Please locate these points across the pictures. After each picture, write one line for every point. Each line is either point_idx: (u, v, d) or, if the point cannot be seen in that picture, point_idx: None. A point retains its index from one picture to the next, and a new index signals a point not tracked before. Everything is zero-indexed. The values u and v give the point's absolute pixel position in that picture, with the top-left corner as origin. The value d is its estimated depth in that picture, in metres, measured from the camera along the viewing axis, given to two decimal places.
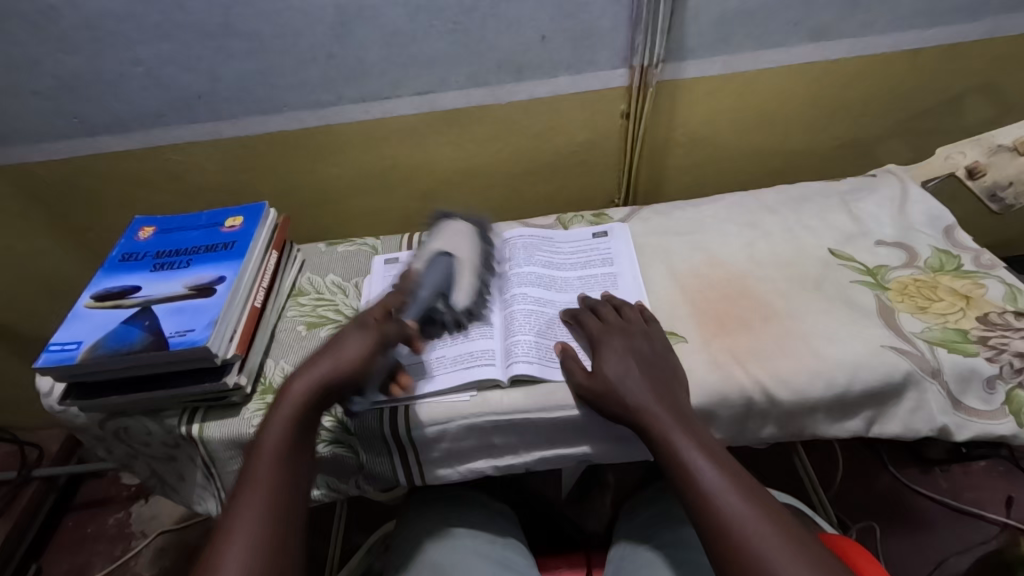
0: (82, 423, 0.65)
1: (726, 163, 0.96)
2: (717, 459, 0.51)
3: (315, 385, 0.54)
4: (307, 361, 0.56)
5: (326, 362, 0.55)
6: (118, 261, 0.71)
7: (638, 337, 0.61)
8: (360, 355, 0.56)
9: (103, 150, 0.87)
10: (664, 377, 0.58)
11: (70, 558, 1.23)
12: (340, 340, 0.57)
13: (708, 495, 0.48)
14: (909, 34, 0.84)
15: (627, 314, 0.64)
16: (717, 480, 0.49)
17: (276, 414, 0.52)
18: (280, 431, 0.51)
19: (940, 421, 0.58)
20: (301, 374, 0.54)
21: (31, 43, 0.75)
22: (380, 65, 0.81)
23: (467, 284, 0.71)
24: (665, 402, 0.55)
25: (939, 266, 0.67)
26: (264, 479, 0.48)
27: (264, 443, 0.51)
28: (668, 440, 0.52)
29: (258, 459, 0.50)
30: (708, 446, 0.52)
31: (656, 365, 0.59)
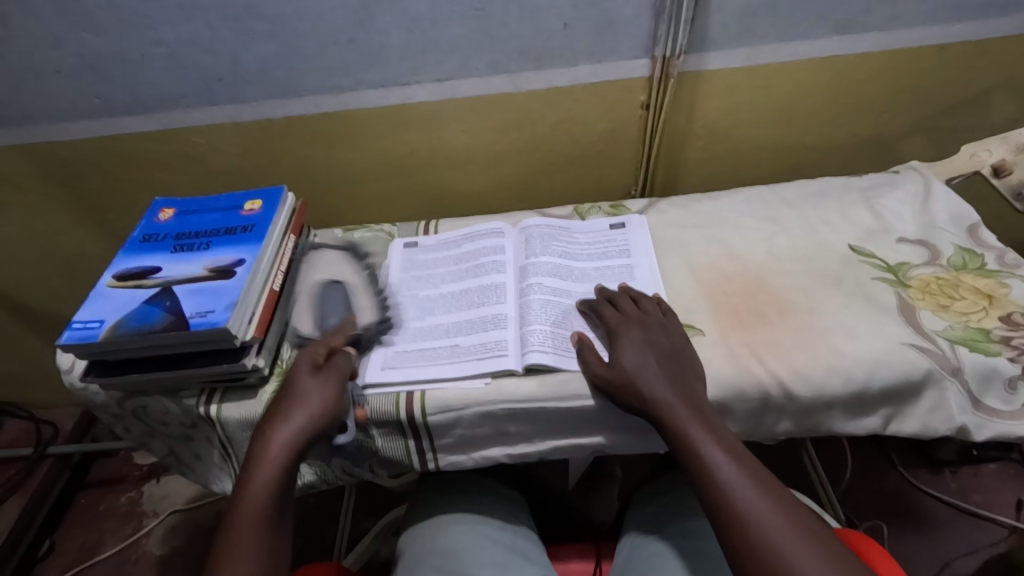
0: (102, 401, 0.66)
1: (745, 157, 0.95)
2: (734, 452, 0.51)
3: (286, 454, 0.54)
4: (265, 430, 0.55)
5: (297, 419, 0.55)
6: (138, 242, 0.72)
7: (656, 331, 0.61)
8: (330, 398, 0.58)
9: (123, 132, 0.87)
10: (681, 370, 0.57)
11: (83, 534, 1.26)
12: (303, 389, 0.58)
13: (725, 487, 0.48)
14: (937, 29, 0.82)
15: (645, 305, 0.64)
16: (733, 474, 0.49)
17: (257, 469, 0.53)
18: (262, 490, 0.52)
19: (958, 420, 0.57)
20: (273, 438, 0.55)
21: (55, 22, 0.76)
22: (400, 50, 0.80)
23: (366, 301, 0.73)
24: (681, 397, 0.55)
25: (962, 264, 0.67)
26: (252, 541, 0.50)
27: (246, 501, 0.52)
28: (683, 432, 0.52)
29: (239, 524, 0.51)
30: (725, 440, 0.51)
31: (673, 358, 0.58)
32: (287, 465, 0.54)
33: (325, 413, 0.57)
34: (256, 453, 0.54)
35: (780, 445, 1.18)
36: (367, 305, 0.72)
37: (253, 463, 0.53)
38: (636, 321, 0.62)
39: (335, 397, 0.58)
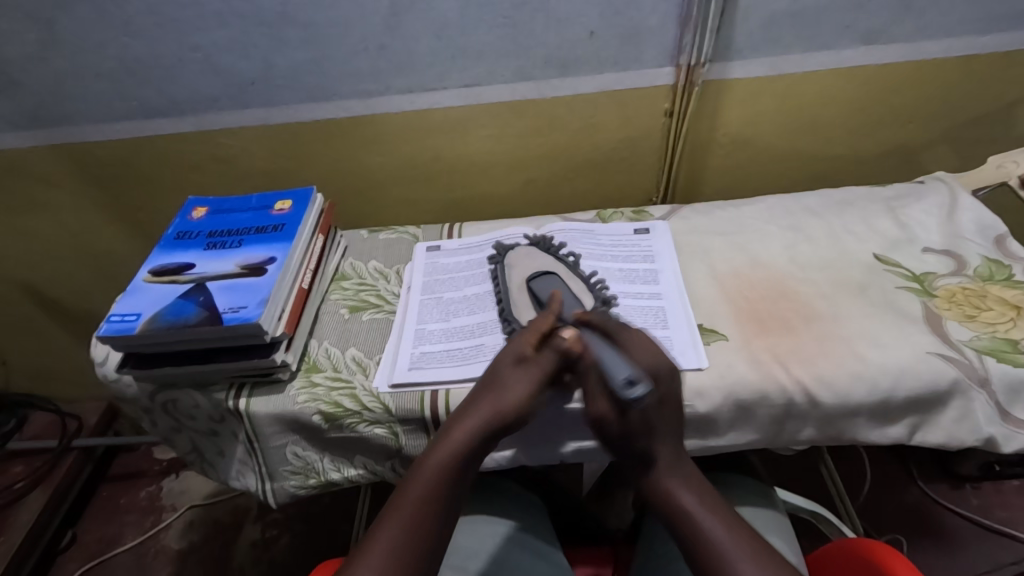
0: (133, 393, 0.68)
1: (768, 165, 0.95)
2: (711, 507, 0.54)
3: (474, 431, 0.55)
4: (467, 406, 0.57)
5: (484, 411, 0.56)
6: (173, 239, 0.74)
7: (662, 380, 0.56)
8: (525, 392, 0.56)
9: (157, 133, 0.90)
10: (672, 422, 0.57)
11: (104, 527, 1.28)
12: (513, 362, 0.59)
13: (715, 547, 0.51)
14: (963, 40, 0.82)
15: (647, 344, 0.58)
16: (718, 535, 0.51)
17: (462, 424, 0.56)
18: (452, 449, 0.55)
19: (985, 431, 0.57)
20: (475, 412, 0.56)
21: (98, 27, 0.78)
22: (428, 57, 0.82)
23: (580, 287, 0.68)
24: (669, 451, 0.56)
25: (988, 275, 0.66)
26: (432, 469, 0.54)
27: (441, 446, 0.55)
28: (664, 486, 0.56)
29: (415, 476, 0.54)
30: (706, 497, 0.55)
31: (666, 407, 0.57)
32: (486, 432, 0.56)
33: (523, 402, 0.56)
34: (463, 412, 0.57)
35: (797, 457, 1.17)
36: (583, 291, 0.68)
37: (463, 414, 0.57)
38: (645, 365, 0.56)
39: (534, 392, 0.56)
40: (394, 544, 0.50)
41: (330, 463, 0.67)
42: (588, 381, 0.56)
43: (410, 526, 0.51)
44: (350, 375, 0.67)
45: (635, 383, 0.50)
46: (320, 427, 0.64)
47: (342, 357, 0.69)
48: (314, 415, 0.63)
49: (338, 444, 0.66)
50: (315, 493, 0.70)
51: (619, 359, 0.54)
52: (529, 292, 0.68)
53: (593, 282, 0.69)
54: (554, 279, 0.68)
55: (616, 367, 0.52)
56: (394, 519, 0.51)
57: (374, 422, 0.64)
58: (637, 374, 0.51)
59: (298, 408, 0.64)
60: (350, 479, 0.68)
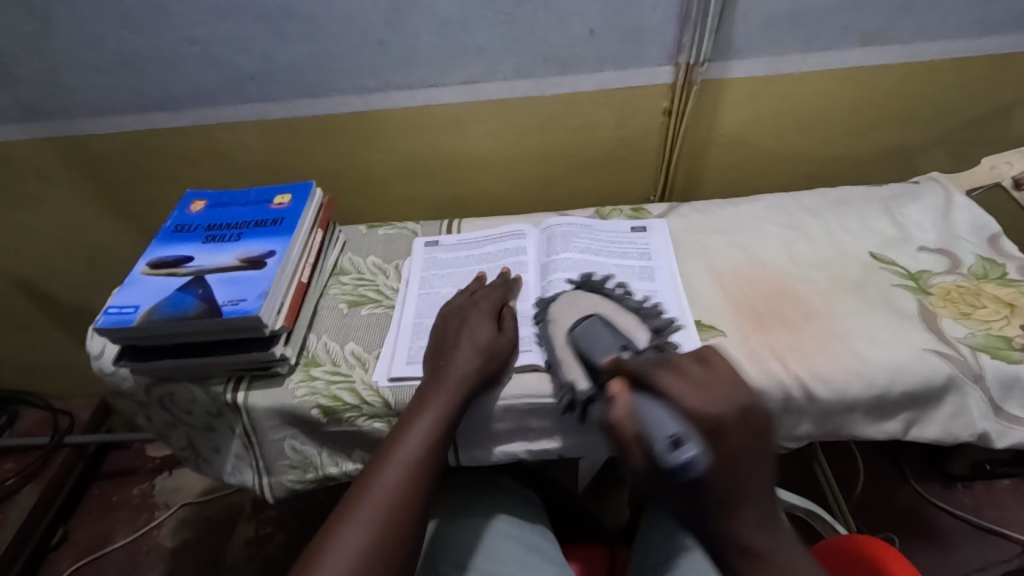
0: (129, 387, 0.68)
1: (765, 165, 0.96)
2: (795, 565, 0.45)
3: (442, 406, 0.57)
4: (427, 386, 0.60)
5: (447, 384, 0.58)
6: (171, 232, 0.73)
7: (733, 427, 0.46)
8: (472, 363, 0.60)
9: (154, 126, 0.89)
10: (746, 467, 0.46)
11: (95, 524, 1.27)
12: (459, 344, 0.62)
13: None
14: (958, 43, 0.83)
15: (695, 376, 0.49)
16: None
17: (427, 407, 0.57)
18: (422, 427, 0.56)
19: (980, 427, 0.58)
20: (437, 388, 0.59)
21: (97, 18, 0.78)
22: (429, 53, 0.82)
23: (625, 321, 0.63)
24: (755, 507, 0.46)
25: (983, 273, 0.67)
26: (404, 459, 0.54)
27: (410, 430, 0.56)
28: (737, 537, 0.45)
29: (388, 456, 0.54)
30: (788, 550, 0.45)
31: (744, 458, 0.46)
32: (453, 404, 0.57)
33: (476, 370, 0.60)
34: (424, 400, 0.58)
35: (792, 456, 1.18)
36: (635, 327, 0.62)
37: (425, 401, 0.58)
38: (701, 413, 0.46)
39: (479, 361, 0.61)
40: (376, 511, 0.50)
41: (328, 458, 0.67)
42: (623, 435, 0.49)
43: (393, 495, 0.51)
44: (349, 369, 0.67)
45: (682, 443, 0.45)
46: (319, 420, 0.64)
47: (340, 351, 0.69)
48: (314, 409, 0.63)
49: (337, 438, 0.65)
50: (312, 488, 0.70)
51: (667, 412, 0.47)
52: (575, 350, 0.61)
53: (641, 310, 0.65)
54: (596, 325, 0.62)
55: (660, 424, 0.47)
56: (373, 492, 0.51)
57: (373, 416, 0.64)
58: (682, 429, 0.46)
59: (297, 402, 0.64)
60: (348, 474, 0.67)
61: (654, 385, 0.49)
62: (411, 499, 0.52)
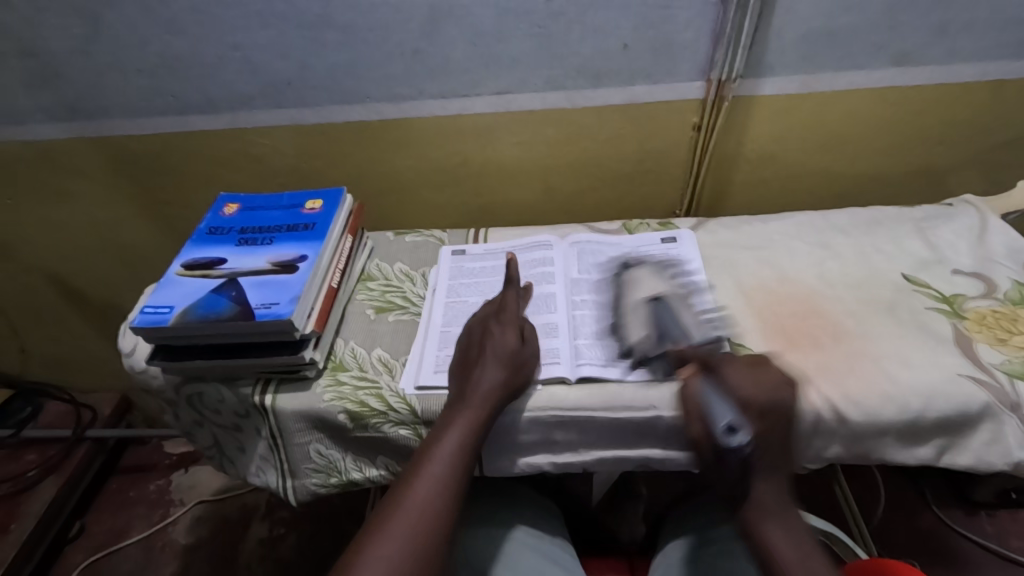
0: (159, 385, 0.69)
1: (794, 182, 0.95)
2: (797, 544, 0.51)
3: (469, 423, 0.57)
4: (454, 404, 0.59)
5: (474, 403, 0.58)
6: (205, 234, 0.75)
7: (763, 404, 0.54)
8: (498, 379, 0.59)
9: (189, 129, 0.91)
10: (774, 458, 0.54)
11: (112, 518, 1.28)
12: (484, 359, 0.61)
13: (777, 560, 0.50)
14: (996, 64, 0.83)
15: (751, 371, 0.57)
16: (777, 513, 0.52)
17: (453, 424, 0.57)
18: (449, 446, 0.55)
19: (1017, 456, 0.57)
20: (463, 406, 0.58)
21: (142, 23, 0.80)
22: (462, 63, 0.83)
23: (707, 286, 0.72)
24: (772, 487, 0.53)
25: (1020, 299, 0.66)
26: (432, 478, 0.53)
27: (437, 448, 0.55)
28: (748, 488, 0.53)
29: (416, 475, 0.54)
30: (792, 533, 0.51)
31: (778, 441, 0.54)
32: (479, 422, 0.57)
33: (502, 387, 0.59)
34: (450, 418, 0.58)
35: (810, 476, 1.16)
36: (704, 289, 0.72)
37: (451, 419, 0.58)
38: (752, 404, 0.54)
39: (506, 378, 0.60)
40: (408, 531, 0.50)
41: (352, 463, 0.68)
42: (688, 410, 0.56)
43: (424, 515, 0.51)
44: (376, 375, 0.67)
45: (736, 431, 0.52)
46: (345, 426, 0.64)
47: (368, 357, 0.69)
48: (340, 414, 0.64)
49: (363, 444, 0.66)
50: (335, 492, 0.70)
51: (724, 399, 0.54)
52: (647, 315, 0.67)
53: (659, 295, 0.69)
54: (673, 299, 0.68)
55: (719, 410, 0.53)
56: (403, 513, 0.51)
57: (399, 424, 0.64)
58: (738, 420, 0.52)
59: (324, 407, 0.64)
60: (372, 480, 0.68)
61: (717, 375, 0.56)
62: (441, 520, 0.51)
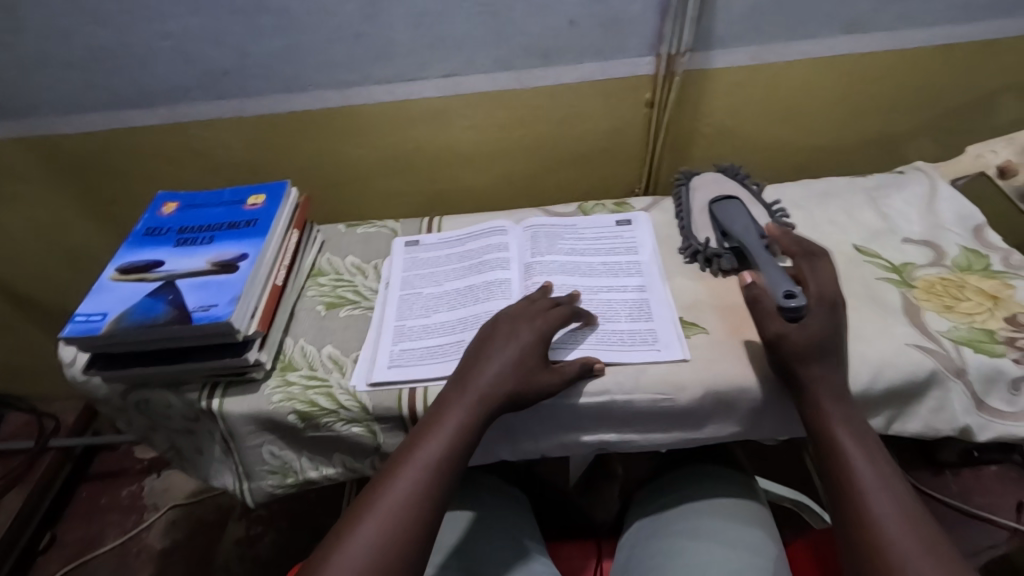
0: (103, 394, 0.66)
1: (751, 155, 0.94)
2: (896, 500, 0.47)
3: (463, 421, 0.54)
4: (450, 394, 0.56)
5: (468, 400, 0.55)
6: (142, 235, 0.72)
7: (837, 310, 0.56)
8: (501, 373, 0.56)
9: (127, 125, 0.87)
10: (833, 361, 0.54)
11: (83, 527, 1.26)
12: (492, 352, 0.58)
13: (857, 483, 0.48)
14: (944, 29, 0.82)
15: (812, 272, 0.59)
16: (861, 480, 0.48)
17: (437, 430, 0.53)
18: (440, 442, 0.52)
19: (962, 421, 0.57)
20: (460, 402, 0.55)
21: (63, 14, 0.76)
22: (406, 46, 0.80)
23: (758, 212, 0.74)
24: (856, 443, 0.50)
25: (967, 265, 0.67)
26: (418, 474, 0.50)
27: (419, 453, 0.52)
28: (825, 425, 0.52)
29: (401, 470, 0.51)
30: (899, 501, 0.47)
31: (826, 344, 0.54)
32: (473, 420, 0.54)
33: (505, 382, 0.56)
34: (443, 408, 0.55)
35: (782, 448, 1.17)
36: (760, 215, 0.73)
37: (445, 411, 0.54)
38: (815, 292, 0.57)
39: (510, 371, 0.56)
40: (381, 530, 0.47)
41: (307, 462, 0.66)
42: (761, 308, 0.57)
43: (400, 515, 0.48)
44: (326, 373, 0.66)
45: (794, 295, 0.56)
46: (296, 426, 0.63)
47: (317, 355, 0.67)
48: (290, 415, 0.62)
49: (316, 444, 0.65)
50: (292, 492, 0.69)
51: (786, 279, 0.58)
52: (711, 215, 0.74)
53: (772, 209, 0.75)
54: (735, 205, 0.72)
55: (777, 285, 0.58)
56: (380, 509, 0.48)
57: (351, 421, 0.63)
58: (794, 289, 0.57)
59: (273, 408, 0.62)
60: (330, 478, 0.67)
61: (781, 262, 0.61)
62: (423, 522, 0.48)
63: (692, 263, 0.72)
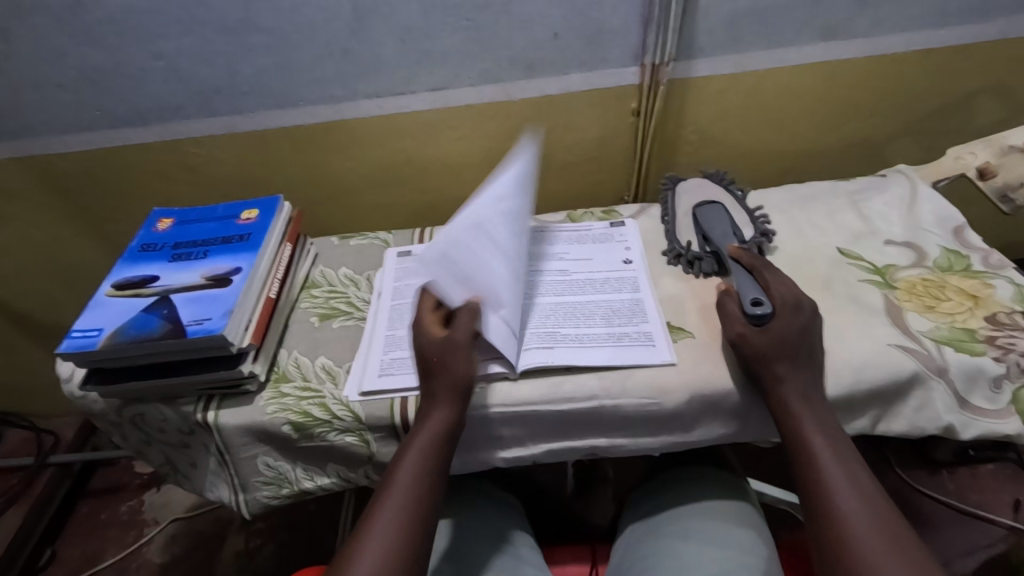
0: (100, 409, 0.67)
1: (738, 161, 0.96)
2: (867, 502, 0.48)
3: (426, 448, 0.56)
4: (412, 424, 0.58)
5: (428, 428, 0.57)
6: (137, 251, 0.73)
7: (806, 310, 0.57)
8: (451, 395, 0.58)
9: (121, 143, 0.88)
10: (807, 363, 0.55)
11: (83, 543, 1.26)
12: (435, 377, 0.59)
13: (826, 482, 0.49)
14: (921, 34, 0.84)
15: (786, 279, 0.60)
16: (832, 483, 0.49)
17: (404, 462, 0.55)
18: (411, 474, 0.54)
19: (945, 419, 0.58)
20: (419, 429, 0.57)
21: (57, 36, 0.77)
22: (394, 61, 0.82)
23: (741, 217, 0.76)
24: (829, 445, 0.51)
25: (948, 265, 0.68)
26: (396, 509, 0.52)
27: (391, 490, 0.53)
28: (799, 428, 0.53)
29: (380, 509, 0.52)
30: (869, 503, 0.48)
31: (796, 344, 0.55)
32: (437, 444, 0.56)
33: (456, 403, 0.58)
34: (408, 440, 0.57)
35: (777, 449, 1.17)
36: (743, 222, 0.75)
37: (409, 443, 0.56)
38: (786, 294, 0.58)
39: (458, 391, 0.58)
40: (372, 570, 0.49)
41: (302, 472, 0.67)
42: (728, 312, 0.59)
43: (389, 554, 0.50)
44: (319, 384, 0.66)
45: (760, 302, 0.58)
46: (290, 436, 0.64)
47: (311, 366, 0.68)
48: (284, 425, 0.63)
49: (310, 454, 0.65)
50: (288, 503, 0.70)
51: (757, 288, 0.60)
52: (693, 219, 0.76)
53: (755, 215, 0.76)
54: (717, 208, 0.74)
55: (746, 292, 0.60)
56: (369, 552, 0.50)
57: (344, 430, 0.63)
58: (762, 296, 0.59)
59: (267, 419, 0.63)
60: (324, 487, 0.67)
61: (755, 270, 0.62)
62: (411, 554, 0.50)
63: (677, 266, 0.74)
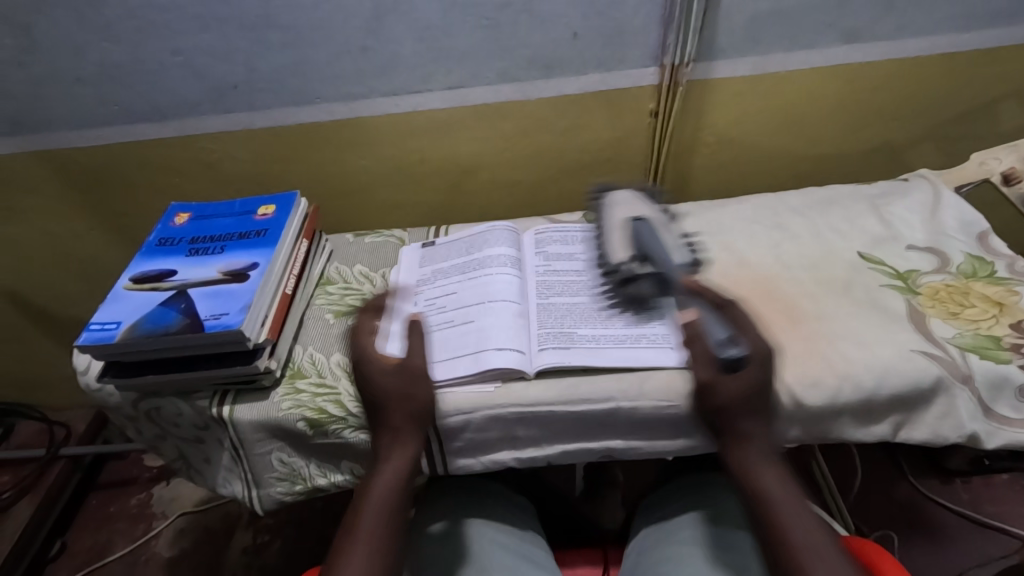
0: (116, 402, 0.67)
1: (756, 163, 0.95)
2: (818, 534, 0.50)
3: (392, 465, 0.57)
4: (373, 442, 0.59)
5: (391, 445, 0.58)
6: (155, 245, 0.73)
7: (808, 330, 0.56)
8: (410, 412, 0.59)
9: (138, 138, 0.89)
10: None
11: (93, 536, 1.27)
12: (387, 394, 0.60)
13: (772, 517, 0.51)
14: (944, 37, 0.83)
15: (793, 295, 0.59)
16: (778, 514, 0.51)
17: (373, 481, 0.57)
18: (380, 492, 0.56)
19: (969, 427, 0.57)
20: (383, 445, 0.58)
21: (79, 30, 0.78)
22: (412, 59, 0.82)
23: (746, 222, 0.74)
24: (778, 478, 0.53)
25: (971, 272, 0.67)
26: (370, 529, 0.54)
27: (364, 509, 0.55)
28: (742, 464, 0.55)
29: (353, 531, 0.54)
30: (814, 534, 0.50)
31: None
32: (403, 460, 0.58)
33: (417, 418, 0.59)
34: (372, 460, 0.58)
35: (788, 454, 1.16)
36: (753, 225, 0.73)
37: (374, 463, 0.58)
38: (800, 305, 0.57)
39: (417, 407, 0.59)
40: None
41: (317, 468, 0.67)
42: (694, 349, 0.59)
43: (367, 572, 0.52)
44: (335, 381, 0.66)
45: (733, 345, 0.57)
46: (305, 433, 0.64)
47: (327, 362, 0.68)
48: (299, 421, 0.63)
49: (325, 451, 0.65)
50: (301, 499, 0.69)
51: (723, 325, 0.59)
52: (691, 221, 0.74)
53: None
54: None
55: (714, 330, 0.58)
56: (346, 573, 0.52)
57: (360, 428, 0.63)
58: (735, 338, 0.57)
59: (282, 415, 0.63)
60: (338, 485, 0.67)
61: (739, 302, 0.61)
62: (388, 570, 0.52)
63: None
